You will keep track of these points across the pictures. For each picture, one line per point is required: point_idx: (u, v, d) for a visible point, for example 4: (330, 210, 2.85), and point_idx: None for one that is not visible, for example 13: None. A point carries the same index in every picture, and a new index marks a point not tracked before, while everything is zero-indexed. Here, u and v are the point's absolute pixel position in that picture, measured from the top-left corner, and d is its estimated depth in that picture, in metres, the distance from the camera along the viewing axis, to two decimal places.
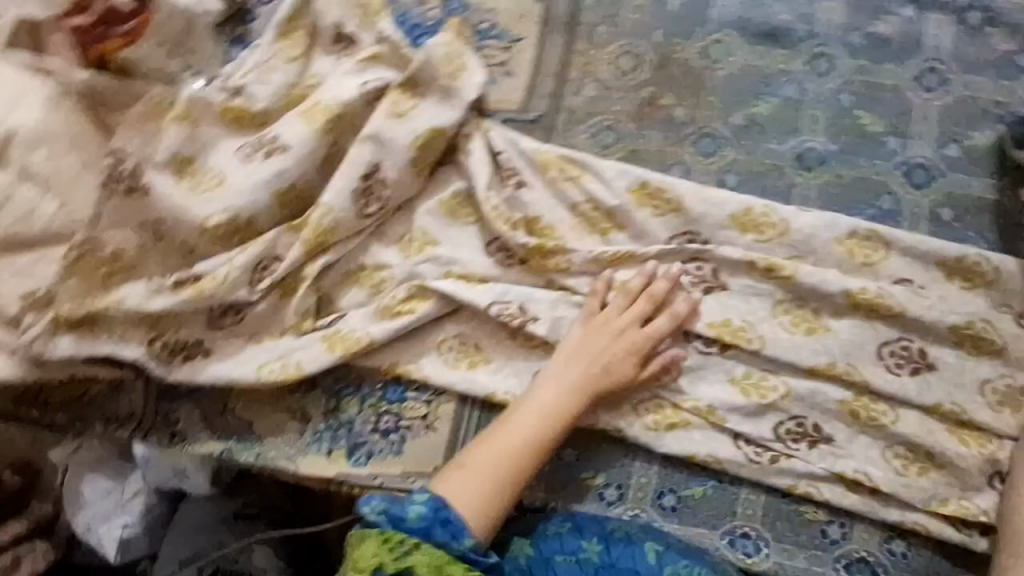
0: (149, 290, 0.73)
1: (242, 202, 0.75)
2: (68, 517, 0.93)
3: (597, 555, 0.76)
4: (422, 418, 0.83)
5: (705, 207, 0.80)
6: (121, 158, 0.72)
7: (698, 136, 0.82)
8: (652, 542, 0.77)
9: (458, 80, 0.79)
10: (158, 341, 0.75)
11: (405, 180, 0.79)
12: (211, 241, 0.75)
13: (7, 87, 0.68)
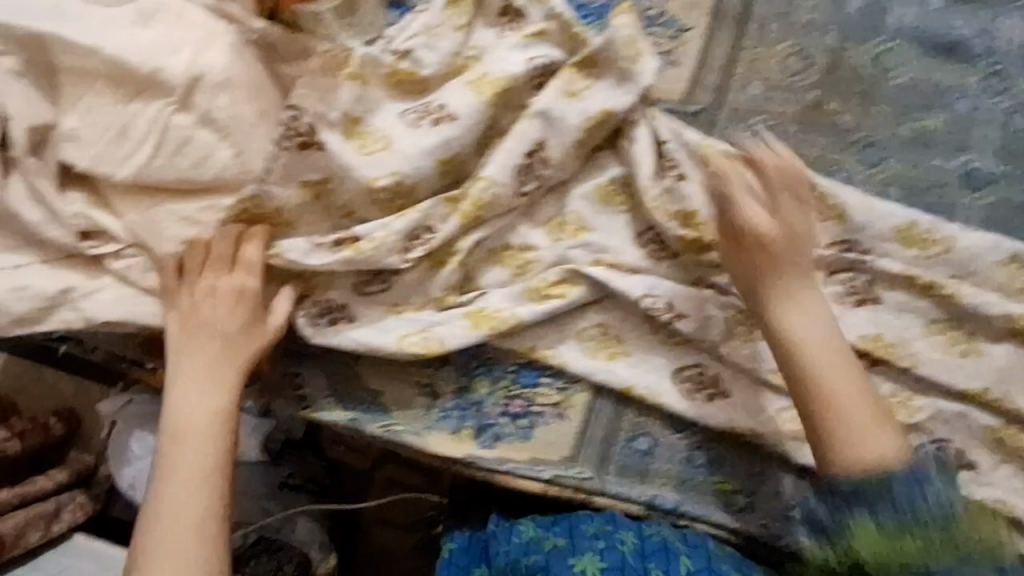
0: (308, 247, 0.72)
1: (409, 168, 0.73)
2: (114, 472, 1.11)
3: (631, 550, 0.75)
4: (554, 405, 0.82)
5: (869, 218, 0.79)
6: (299, 113, 0.69)
7: (862, 145, 0.80)
8: (688, 557, 0.75)
9: (638, 64, 0.78)
10: (309, 297, 0.75)
11: (567, 162, 0.79)
12: (371, 205, 0.74)
13: (197, 27, 0.65)
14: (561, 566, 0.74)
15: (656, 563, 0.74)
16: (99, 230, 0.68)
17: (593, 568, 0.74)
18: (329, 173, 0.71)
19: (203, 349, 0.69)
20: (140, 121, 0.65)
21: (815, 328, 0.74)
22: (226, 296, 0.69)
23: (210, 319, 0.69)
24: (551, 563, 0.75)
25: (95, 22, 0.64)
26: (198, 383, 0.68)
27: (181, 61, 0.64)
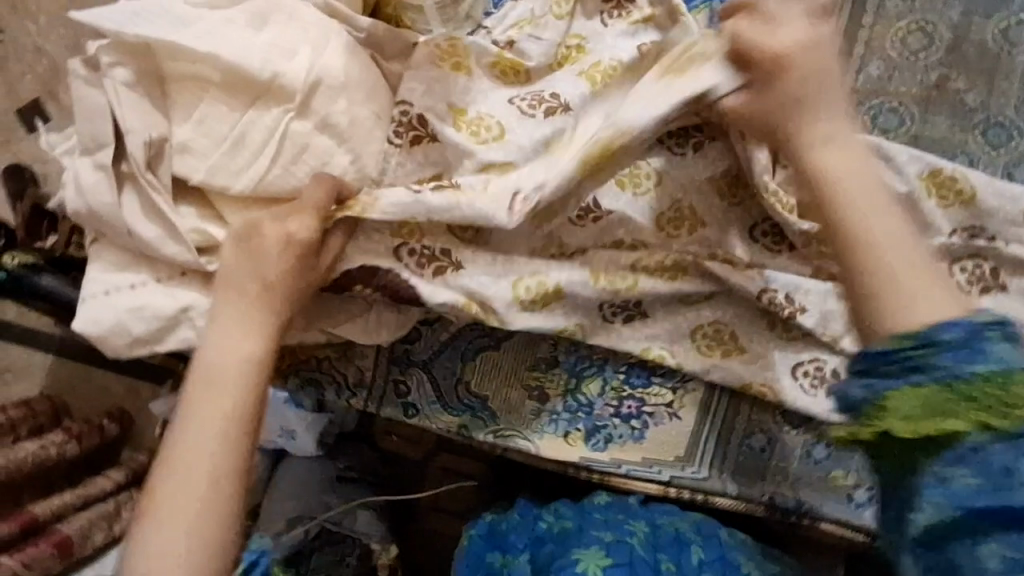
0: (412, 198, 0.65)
1: (522, 160, 0.67)
2: None
3: (642, 544, 0.75)
4: (667, 404, 0.80)
5: (999, 201, 0.74)
6: (408, 109, 0.66)
7: (990, 124, 0.77)
8: (700, 547, 0.76)
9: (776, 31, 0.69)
10: (409, 249, 0.69)
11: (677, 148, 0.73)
12: None
13: (314, 29, 0.63)
14: (566, 556, 0.73)
15: (667, 556, 0.75)
16: (215, 245, 0.66)
17: (596, 565, 0.71)
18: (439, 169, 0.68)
19: (247, 301, 0.64)
20: (256, 129, 0.63)
21: (898, 248, 0.62)
22: (280, 240, 0.63)
23: (249, 263, 0.64)
24: (558, 555, 0.74)
25: (209, 29, 0.62)
26: (239, 338, 0.64)
27: (300, 65, 0.62)
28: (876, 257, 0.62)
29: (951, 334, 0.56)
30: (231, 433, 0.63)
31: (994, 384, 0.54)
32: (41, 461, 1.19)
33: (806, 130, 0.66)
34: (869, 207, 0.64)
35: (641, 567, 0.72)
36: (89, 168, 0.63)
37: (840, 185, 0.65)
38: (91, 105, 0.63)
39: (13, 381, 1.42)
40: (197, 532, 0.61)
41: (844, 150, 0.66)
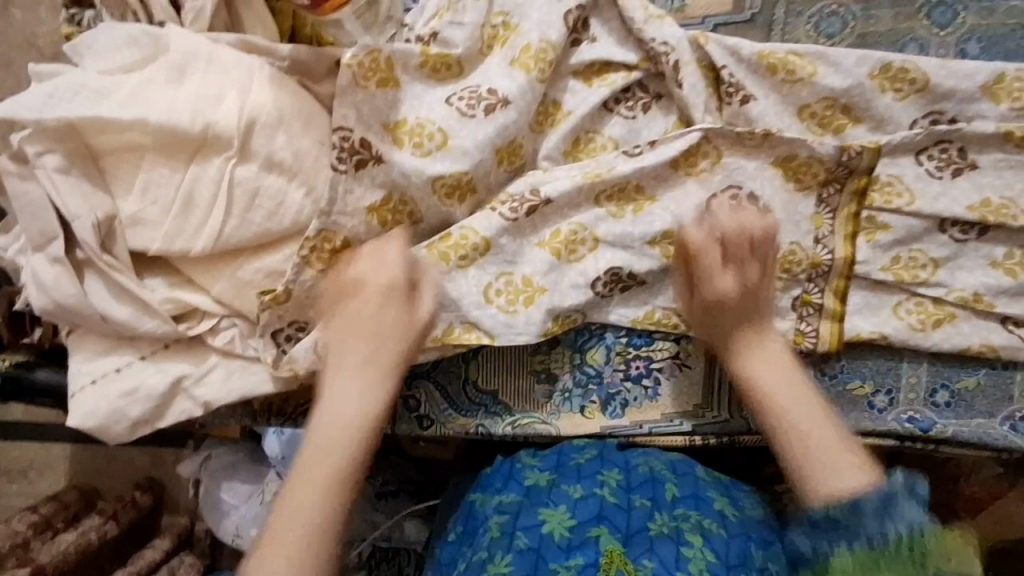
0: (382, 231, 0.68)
1: (473, 164, 0.68)
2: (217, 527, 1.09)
3: (613, 492, 0.72)
4: (674, 356, 0.80)
5: (955, 80, 0.73)
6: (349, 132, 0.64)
7: (932, 5, 0.75)
8: (674, 485, 0.74)
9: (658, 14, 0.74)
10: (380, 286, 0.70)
11: (598, 116, 0.76)
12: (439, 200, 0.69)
13: (236, 70, 0.61)
14: (531, 513, 0.71)
15: (641, 495, 0.72)
16: (189, 309, 0.66)
17: (562, 526, 0.68)
18: (388, 189, 0.67)
19: (347, 390, 0.65)
20: (203, 185, 0.61)
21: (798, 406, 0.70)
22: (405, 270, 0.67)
23: (348, 327, 0.65)
24: (523, 508, 0.72)
25: (130, 94, 0.60)
26: (367, 385, 0.65)
27: (229, 108, 0.60)
28: (780, 407, 0.71)
29: (878, 501, 0.62)
30: (349, 423, 0.64)
31: (904, 555, 0.59)
32: (86, 548, 1.17)
33: (750, 356, 0.73)
34: (798, 404, 0.71)
35: (612, 514, 0.70)
36: (44, 264, 0.62)
37: (758, 373, 0.72)
38: (30, 199, 0.61)
39: (39, 477, 1.42)
40: (312, 534, 0.60)
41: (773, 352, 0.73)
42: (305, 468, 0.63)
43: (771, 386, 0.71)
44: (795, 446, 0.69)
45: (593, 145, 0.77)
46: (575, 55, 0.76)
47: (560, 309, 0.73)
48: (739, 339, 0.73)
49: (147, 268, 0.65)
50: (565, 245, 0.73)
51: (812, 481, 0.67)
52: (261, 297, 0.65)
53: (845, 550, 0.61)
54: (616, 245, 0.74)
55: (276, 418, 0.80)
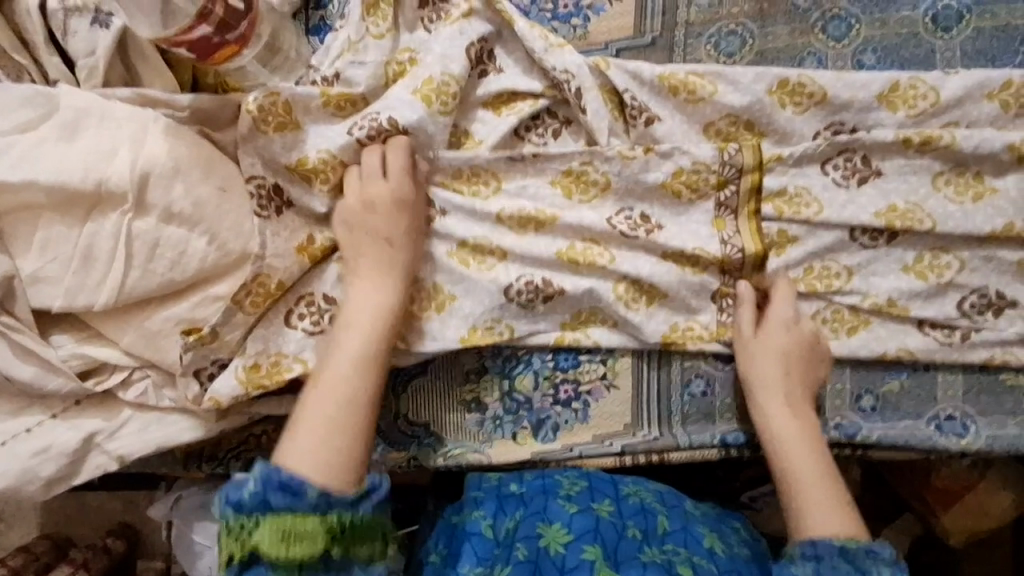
0: (298, 268, 0.69)
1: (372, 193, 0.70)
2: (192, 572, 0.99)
3: (607, 514, 0.73)
4: (602, 378, 0.80)
5: (852, 91, 0.75)
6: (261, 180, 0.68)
7: (828, 19, 0.77)
8: (664, 516, 0.75)
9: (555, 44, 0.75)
10: (297, 310, 0.70)
11: (508, 142, 0.77)
12: None
13: (130, 125, 0.61)
14: (529, 524, 0.73)
15: (634, 523, 0.73)
16: (99, 363, 0.66)
17: (557, 543, 0.70)
18: (311, 229, 0.71)
19: (386, 271, 0.68)
20: (101, 239, 0.61)
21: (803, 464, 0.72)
22: (392, 196, 0.69)
23: (373, 255, 0.69)
24: (522, 520, 0.73)
25: (21, 154, 0.60)
26: (383, 282, 0.68)
27: (123, 164, 0.60)
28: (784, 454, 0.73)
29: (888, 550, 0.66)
30: (380, 322, 0.68)
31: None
32: None
33: (774, 387, 0.75)
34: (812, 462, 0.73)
35: (607, 532, 0.71)
36: None
37: (774, 424, 0.74)
38: None
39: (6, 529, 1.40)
40: (338, 438, 0.63)
41: (802, 417, 0.75)
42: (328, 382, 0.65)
43: (788, 438, 0.73)
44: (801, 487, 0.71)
45: (479, 180, 0.76)
46: (481, 86, 0.77)
47: (477, 320, 0.76)
48: (766, 375, 0.75)
49: (55, 325, 0.65)
50: (473, 255, 0.75)
51: (807, 518, 0.70)
52: (184, 337, 0.65)
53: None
54: (526, 258, 0.75)
55: (207, 463, 0.79)
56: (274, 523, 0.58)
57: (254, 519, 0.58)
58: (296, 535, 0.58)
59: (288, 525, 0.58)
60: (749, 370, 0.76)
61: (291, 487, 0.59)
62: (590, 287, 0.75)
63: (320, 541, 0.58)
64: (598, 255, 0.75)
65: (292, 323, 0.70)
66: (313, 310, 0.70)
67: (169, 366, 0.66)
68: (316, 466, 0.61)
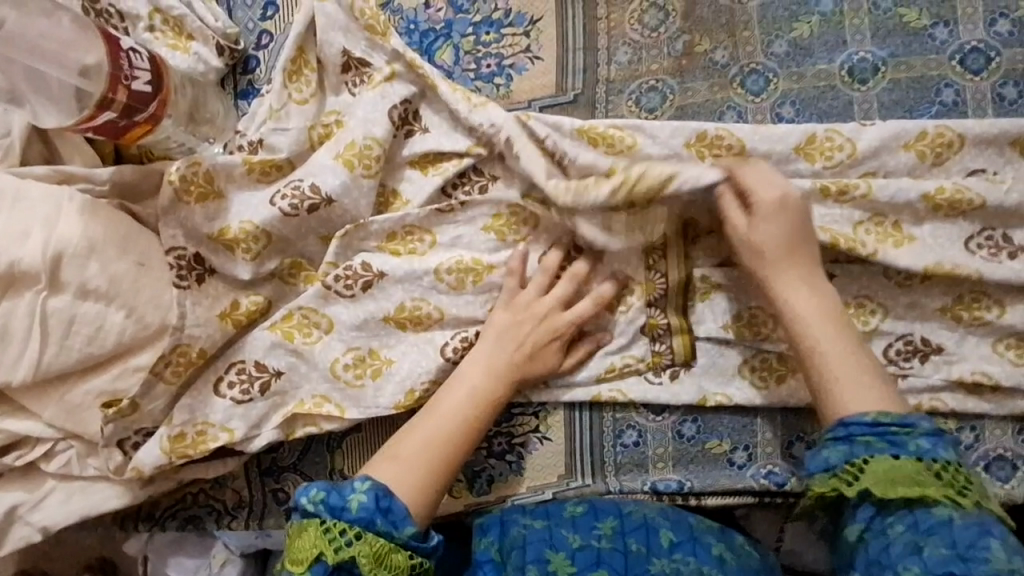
0: (223, 335, 0.71)
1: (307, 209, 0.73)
2: None
3: (608, 539, 0.71)
4: (535, 430, 0.80)
5: (769, 144, 0.75)
6: (181, 251, 0.69)
7: (745, 73, 0.78)
8: (669, 529, 0.72)
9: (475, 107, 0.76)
10: (226, 376, 0.72)
11: (435, 201, 0.78)
12: (280, 283, 0.76)
13: (43, 207, 0.63)
14: (536, 549, 0.70)
15: (637, 540, 0.71)
16: (22, 436, 0.67)
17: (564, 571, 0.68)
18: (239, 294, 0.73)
19: (506, 354, 0.73)
20: (16, 318, 0.62)
21: (830, 337, 0.66)
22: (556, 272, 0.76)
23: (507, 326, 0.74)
24: (527, 544, 0.71)
25: None
26: (505, 359, 0.73)
27: (33, 245, 0.61)
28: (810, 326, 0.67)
29: (926, 422, 0.61)
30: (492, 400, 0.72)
31: (941, 472, 0.58)
32: None
33: (793, 273, 0.68)
34: (840, 335, 0.66)
35: (611, 557, 0.69)
36: None
37: (801, 310, 0.67)
38: None
39: None
40: (425, 478, 0.68)
41: (822, 293, 0.68)
42: (433, 424, 0.71)
43: (812, 318, 0.67)
44: (833, 370, 0.65)
45: (413, 238, 0.77)
46: (407, 146, 0.78)
47: (413, 380, 0.76)
48: (787, 270, 0.68)
49: None
50: (410, 318, 0.76)
51: (841, 401, 0.64)
52: (104, 410, 0.66)
53: (886, 453, 0.59)
54: (462, 318, 0.77)
55: (144, 524, 0.81)
56: (366, 543, 0.62)
57: (353, 530, 0.63)
58: (386, 560, 0.62)
59: (378, 549, 0.62)
60: (774, 269, 0.69)
61: (389, 512, 0.64)
62: None
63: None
64: None
65: (220, 391, 0.72)
66: (245, 377, 0.72)
67: (92, 437, 0.67)
68: (404, 492, 0.66)
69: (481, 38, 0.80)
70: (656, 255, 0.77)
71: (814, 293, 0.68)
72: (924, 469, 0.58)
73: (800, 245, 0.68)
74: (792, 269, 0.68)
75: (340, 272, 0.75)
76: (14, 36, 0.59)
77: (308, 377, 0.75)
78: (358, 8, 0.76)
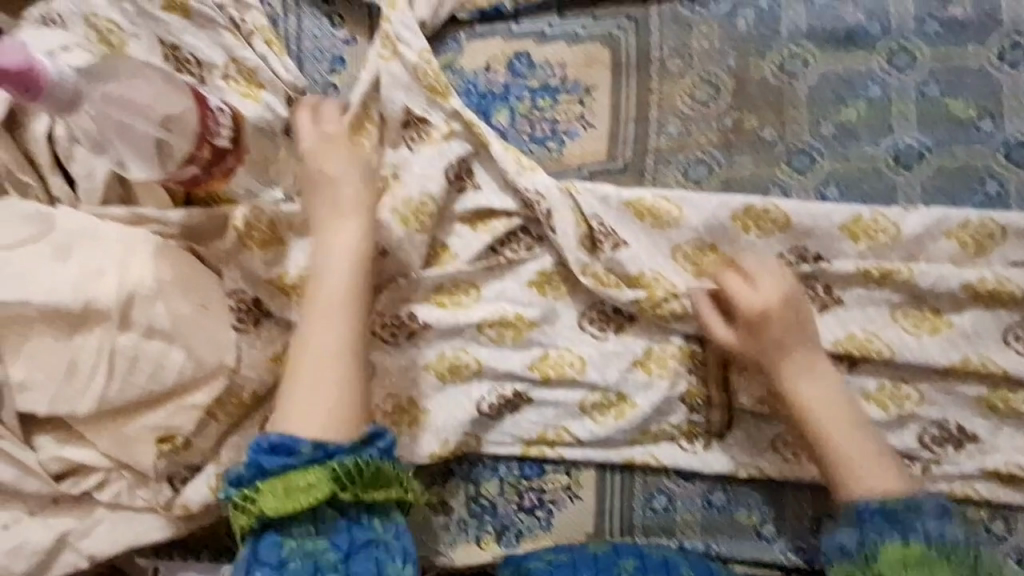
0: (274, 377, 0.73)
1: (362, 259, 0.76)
2: None
3: None
4: (566, 487, 0.81)
5: (813, 220, 0.77)
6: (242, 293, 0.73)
7: (792, 152, 0.80)
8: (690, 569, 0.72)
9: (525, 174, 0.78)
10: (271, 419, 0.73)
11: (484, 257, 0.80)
12: None
13: (117, 249, 0.66)
14: None
15: None
16: (77, 464, 0.69)
17: None
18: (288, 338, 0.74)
19: (347, 267, 0.72)
20: (84, 354, 0.65)
21: (846, 438, 0.71)
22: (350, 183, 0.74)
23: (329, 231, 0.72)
24: None
25: (16, 273, 0.64)
26: (340, 265, 0.72)
27: (109, 286, 0.65)
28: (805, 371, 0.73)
29: (930, 502, 0.67)
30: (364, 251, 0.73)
31: (946, 559, 0.63)
32: None
33: (795, 350, 0.73)
34: (838, 404, 0.72)
35: None
36: None
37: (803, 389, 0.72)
38: None
39: None
40: (336, 402, 0.69)
41: (824, 377, 0.73)
42: (314, 339, 0.70)
43: (821, 411, 0.72)
44: (849, 459, 0.70)
45: (459, 291, 0.80)
46: (459, 202, 0.80)
47: (448, 431, 0.78)
48: (801, 378, 0.73)
49: (38, 427, 0.69)
50: (449, 368, 0.79)
51: (853, 485, 0.69)
52: (158, 445, 0.69)
53: (897, 541, 0.65)
54: (499, 372, 0.79)
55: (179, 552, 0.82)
56: (267, 485, 0.66)
57: (255, 486, 0.66)
58: (293, 487, 0.65)
59: (288, 482, 0.66)
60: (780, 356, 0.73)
61: (282, 448, 0.67)
62: (560, 402, 0.79)
63: (321, 486, 0.66)
64: (561, 365, 0.79)
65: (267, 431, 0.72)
66: None
67: (142, 470, 0.69)
68: (314, 423, 0.68)
69: (537, 103, 0.83)
70: (696, 324, 0.78)
71: (818, 364, 0.73)
72: (939, 555, 0.64)
73: (801, 328, 0.73)
74: (810, 393, 0.72)
75: (388, 320, 0.79)
76: (113, 96, 0.62)
77: None
78: (421, 68, 0.79)
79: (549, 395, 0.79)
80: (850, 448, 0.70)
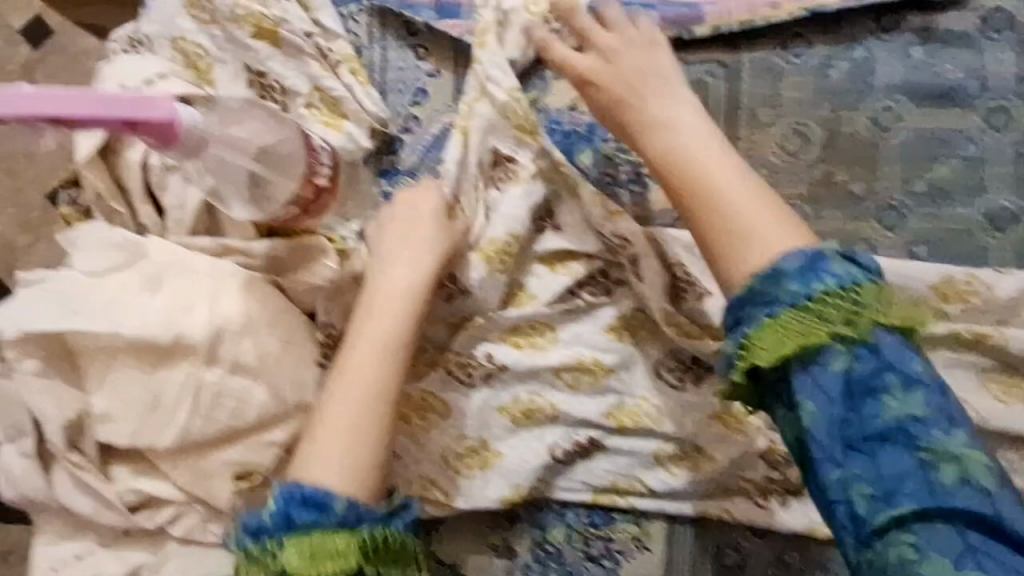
0: None
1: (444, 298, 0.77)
2: None
3: None
4: (635, 538, 0.79)
5: (904, 280, 0.75)
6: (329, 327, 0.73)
7: (881, 209, 0.79)
8: None
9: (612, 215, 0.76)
10: None
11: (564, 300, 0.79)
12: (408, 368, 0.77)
13: (205, 284, 0.65)
14: None
15: None
16: (152, 497, 0.68)
17: None
18: None
19: (393, 311, 0.69)
20: (169, 388, 0.64)
21: (727, 176, 0.64)
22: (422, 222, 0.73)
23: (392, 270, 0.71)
24: None
25: (106, 303, 0.64)
26: (391, 310, 0.69)
27: (198, 320, 0.64)
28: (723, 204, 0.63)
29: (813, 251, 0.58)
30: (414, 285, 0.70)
31: (836, 296, 0.56)
32: None
33: (712, 146, 0.66)
34: (727, 166, 0.64)
35: None
36: (14, 456, 0.65)
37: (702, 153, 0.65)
38: (12, 396, 0.65)
39: None
40: (354, 451, 0.64)
41: (756, 192, 0.63)
42: (351, 379, 0.66)
43: (714, 163, 0.64)
44: (722, 226, 0.62)
45: (537, 334, 0.78)
46: (539, 242, 0.79)
47: (518, 477, 0.77)
48: (726, 174, 0.64)
49: (116, 457, 0.68)
50: (522, 412, 0.78)
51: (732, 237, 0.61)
52: (235, 482, 0.67)
53: (765, 319, 0.56)
54: (573, 419, 0.78)
55: None
56: (294, 543, 0.59)
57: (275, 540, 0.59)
58: (321, 556, 0.59)
59: (316, 544, 0.59)
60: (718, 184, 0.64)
61: (313, 503, 0.61)
62: (635, 450, 0.78)
63: (353, 558, 0.59)
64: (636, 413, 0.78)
65: None
66: None
67: (216, 506, 0.68)
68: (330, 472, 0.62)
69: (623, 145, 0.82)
70: None
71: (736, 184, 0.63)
72: (841, 296, 0.56)
73: (663, 93, 0.69)
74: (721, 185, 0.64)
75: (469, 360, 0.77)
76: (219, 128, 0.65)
77: (417, 459, 0.77)
78: (509, 108, 0.77)
79: (623, 443, 0.78)
80: (743, 207, 0.62)
